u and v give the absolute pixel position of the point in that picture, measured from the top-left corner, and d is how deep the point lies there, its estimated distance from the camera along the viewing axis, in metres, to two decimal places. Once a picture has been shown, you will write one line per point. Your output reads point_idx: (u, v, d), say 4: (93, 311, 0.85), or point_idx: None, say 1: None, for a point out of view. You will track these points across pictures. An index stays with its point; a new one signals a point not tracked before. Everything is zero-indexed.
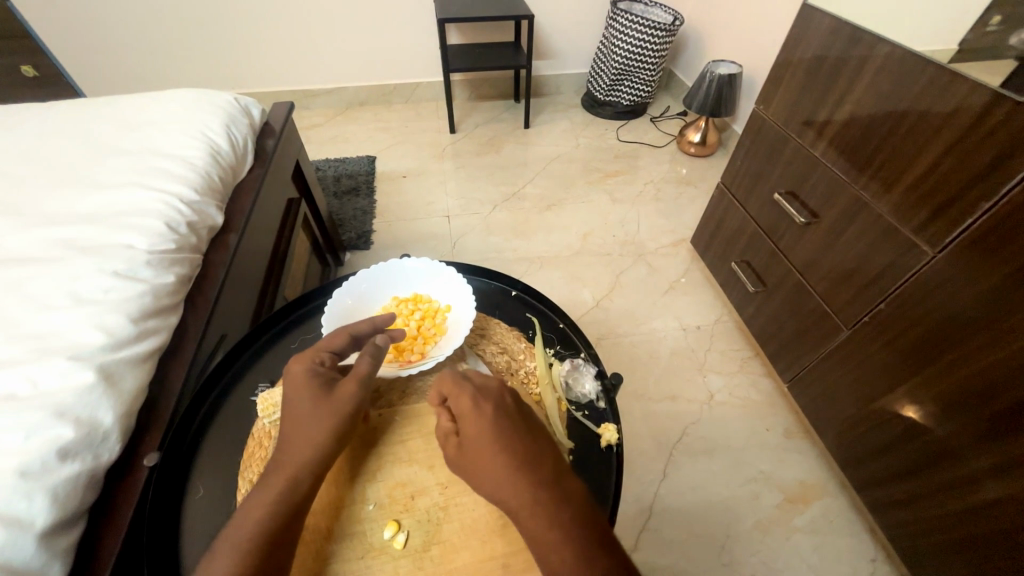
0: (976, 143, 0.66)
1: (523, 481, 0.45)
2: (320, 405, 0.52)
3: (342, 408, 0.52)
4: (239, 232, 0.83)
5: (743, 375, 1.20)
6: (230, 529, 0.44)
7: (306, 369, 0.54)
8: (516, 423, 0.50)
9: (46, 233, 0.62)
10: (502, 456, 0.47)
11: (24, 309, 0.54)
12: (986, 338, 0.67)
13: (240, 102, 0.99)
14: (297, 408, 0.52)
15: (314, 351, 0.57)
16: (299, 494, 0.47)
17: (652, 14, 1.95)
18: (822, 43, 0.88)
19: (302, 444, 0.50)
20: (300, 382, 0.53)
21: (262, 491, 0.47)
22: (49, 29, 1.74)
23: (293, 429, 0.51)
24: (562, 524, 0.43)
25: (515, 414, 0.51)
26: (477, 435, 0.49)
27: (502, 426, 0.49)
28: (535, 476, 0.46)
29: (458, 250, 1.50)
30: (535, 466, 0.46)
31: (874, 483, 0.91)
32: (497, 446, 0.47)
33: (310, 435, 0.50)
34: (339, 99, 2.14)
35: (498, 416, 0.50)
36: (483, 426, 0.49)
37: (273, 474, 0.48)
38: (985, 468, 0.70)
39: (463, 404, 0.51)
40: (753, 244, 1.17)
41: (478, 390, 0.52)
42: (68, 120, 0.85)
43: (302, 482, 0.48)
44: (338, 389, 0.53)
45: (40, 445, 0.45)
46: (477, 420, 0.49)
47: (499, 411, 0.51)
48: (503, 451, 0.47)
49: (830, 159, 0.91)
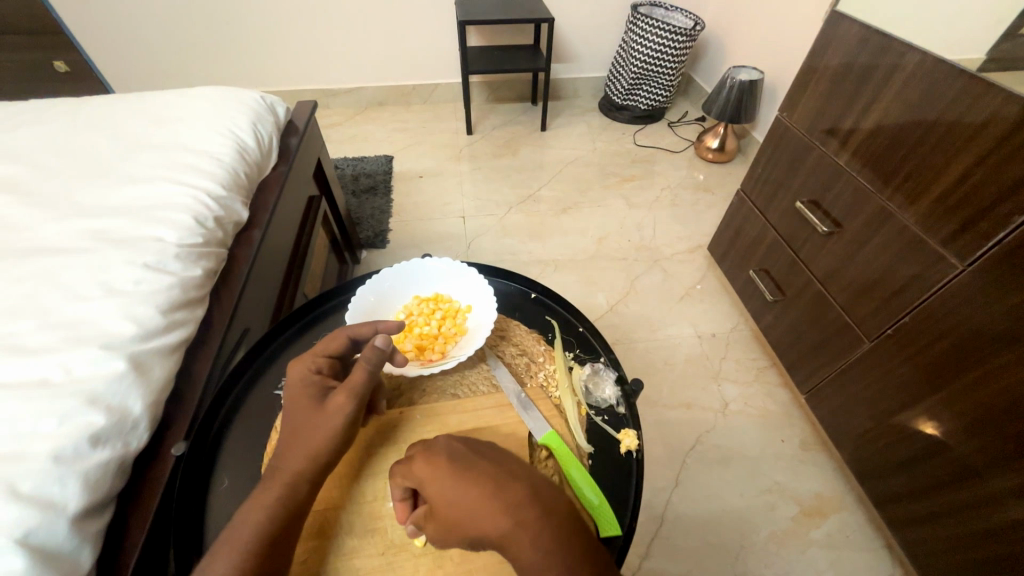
0: (1005, 156, 0.65)
1: (500, 517, 0.44)
2: (311, 417, 0.52)
3: (332, 421, 0.51)
4: (263, 227, 0.84)
5: (758, 385, 1.19)
6: (230, 529, 0.46)
7: (301, 375, 0.55)
8: (474, 461, 0.48)
9: (79, 225, 0.64)
10: (473, 504, 0.45)
11: (60, 298, 0.55)
12: (1012, 355, 0.65)
13: (266, 100, 1.00)
14: (297, 413, 0.52)
15: (312, 355, 0.57)
16: (295, 500, 0.48)
17: (672, 19, 1.95)
18: (849, 51, 0.86)
19: (298, 452, 0.50)
20: (297, 391, 0.54)
21: (260, 493, 0.48)
22: (82, 26, 1.79)
23: (288, 436, 0.51)
24: (547, 547, 0.42)
25: (470, 452, 0.49)
26: (442, 497, 0.46)
27: (461, 472, 0.47)
28: (511, 508, 0.44)
29: (473, 251, 1.51)
30: (506, 497, 0.45)
31: (892, 499, 0.89)
32: (466, 496, 0.45)
33: (308, 441, 0.51)
34: (358, 98, 2.17)
35: (455, 465, 0.48)
36: (444, 480, 0.46)
37: (270, 479, 0.49)
38: (1007, 489, 0.68)
39: (420, 471, 0.48)
40: (772, 252, 1.16)
41: (428, 454, 0.49)
42: (101, 116, 0.87)
43: (300, 488, 0.49)
44: (331, 400, 0.52)
45: (72, 431, 0.46)
46: (438, 481, 0.47)
47: (452, 458, 0.48)
48: (472, 493, 0.45)
49: (855, 169, 0.90)
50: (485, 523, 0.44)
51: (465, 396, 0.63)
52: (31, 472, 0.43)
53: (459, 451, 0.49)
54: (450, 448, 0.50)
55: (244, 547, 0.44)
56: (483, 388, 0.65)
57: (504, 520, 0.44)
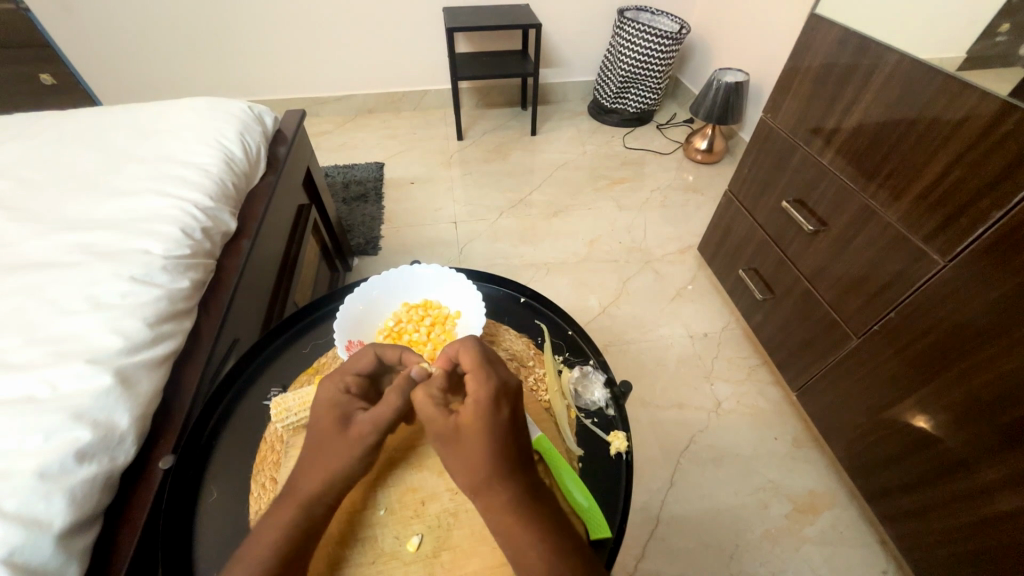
0: (984, 153, 0.66)
1: (500, 480, 0.47)
2: (335, 442, 0.50)
3: (355, 448, 0.50)
4: (252, 237, 0.84)
5: (751, 383, 1.20)
6: (250, 543, 0.45)
7: (330, 394, 0.54)
8: (522, 432, 0.51)
9: (66, 239, 0.64)
10: (489, 459, 0.47)
11: (46, 313, 0.55)
12: (998, 347, 0.66)
13: (254, 110, 1.00)
14: (320, 436, 0.51)
15: (340, 373, 0.56)
16: (309, 520, 0.47)
17: (658, 22, 1.97)
18: (830, 52, 0.88)
19: (317, 469, 0.49)
20: (321, 413, 0.52)
21: (274, 513, 0.47)
22: (67, 39, 1.79)
23: (312, 456, 0.50)
24: (536, 526, 0.46)
25: (519, 421, 0.51)
26: (482, 424, 0.49)
27: (504, 431, 0.49)
28: (511, 479, 0.47)
29: (465, 256, 1.51)
30: (514, 473, 0.48)
31: (885, 494, 0.90)
32: (494, 452, 0.48)
33: (325, 459, 0.50)
34: (348, 106, 2.18)
35: (507, 418, 0.50)
36: (493, 420, 0.49)
37: (285, 496, 0.48)
38: (997, 480, 0.69)
39: (481, 390, 0.50)
40: (761, 251, 1.17)
41: (501, 385, 0.51)
42: (88, 128, 0.86)
43: (316, 510, 0.48)
44: (355, 426, 0.51)
45: (58, 447, 0.46)
46: (483, 409, 0.49)
47: (509, 423, 0.50)
48: (501, 449, 0.48)
49: (838, 167, 0.91)
50: (478, 475, 0.47)
51: None
52: (15, 490, 0.42)
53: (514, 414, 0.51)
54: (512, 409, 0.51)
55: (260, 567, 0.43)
56: None
57: (504, 482, 0.47)
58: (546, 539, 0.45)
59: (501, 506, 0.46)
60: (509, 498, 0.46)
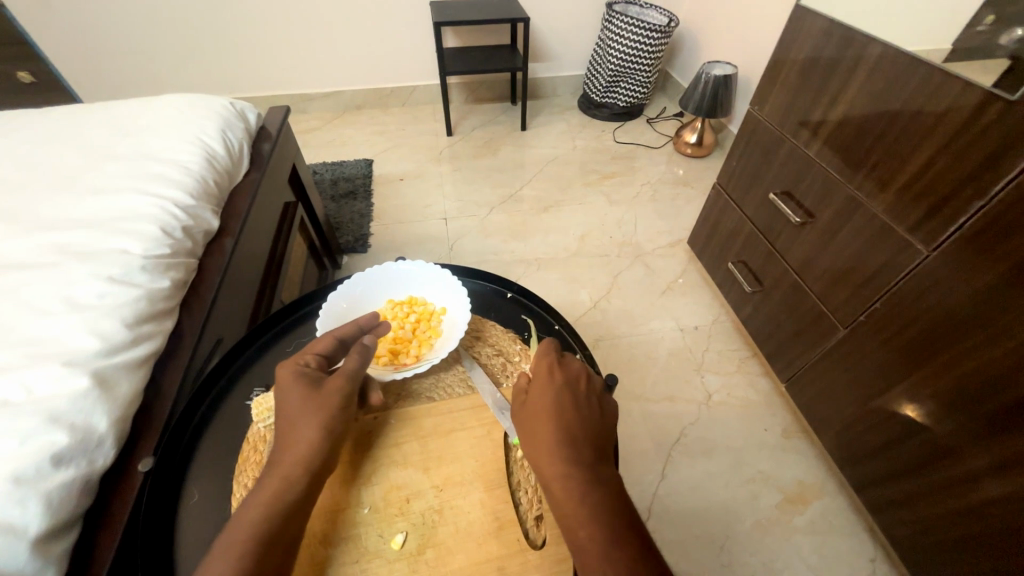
0: (966, 143, 0.67)
1: (558, 453, 0.49)
2: (311, 404, 0.52)
3: (332, 402, 0.52)
4: (235, 236, 0.83)
5: (740, 375, 1.20)
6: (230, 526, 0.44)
7: (293, 371, 0.54)
8: (586, 409, 0.53)
9: (40, 238, 0.62)
10: (548, 422, 0.51)
11: (20, 315, 0.54)
12: (982, 336, 0.67)
13: (236, 106, 0.99)
14: (292, 406, 0.52)
15: (299, 355, 0.57)
16: (290, 502, 0.47)
17: (647, 16, 1.96)
18: (816, 44, 0.88)
19: (295, 448, 0.50)
20: (289, 384, 0.53)
21: (257, 493, 0.47)
22: (46, 35, 1.75)
23: (287, 432, 0.51)
24: (594, 503, 0.46)
25: (582, 396, 0.54)
26: (544, 391, 0.54)
27: (567, 403, 0.53)
28: (570, 451, 0.49)
29: (456, 253, 1.50)
30: (572, 447, 0.49)
31: (872, 483, 0.91)
32: (553, 415, 0.51)
33: (303, 437, 0.50)
34: (336, 102, 2.15)
35: (565, 388, 0.55)
36: (554, 394, 0.54)
37: (268, 476, 0.49)
38: (982, 466, 0.70)
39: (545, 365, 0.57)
40: (749, 244, 1.17)
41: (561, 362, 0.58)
42: (64, 126, 0.85)
43: (293, 488, 0.47)
44: (328, 383, 0.54)
45: (34, 451, 0.45)
46: (548, 384, 0.55)
47: (569, 390, 0.54)
48: (560, 421, 0.51)
49: (825, 158, 0.91)
50: (540, 446, 0.50)
51: (440, 400, 0.63)
52: None
53: (577, 388, 0.55)
54: (576, 382, 0.56)
55: (238, 555, 0.42)
56: (459, 390, 0.65)
57: (563, 447, 0.49)
58: (602, 520, 0.45)
59: (559, 477, 0.47)
60: (566, 470, 0.48)
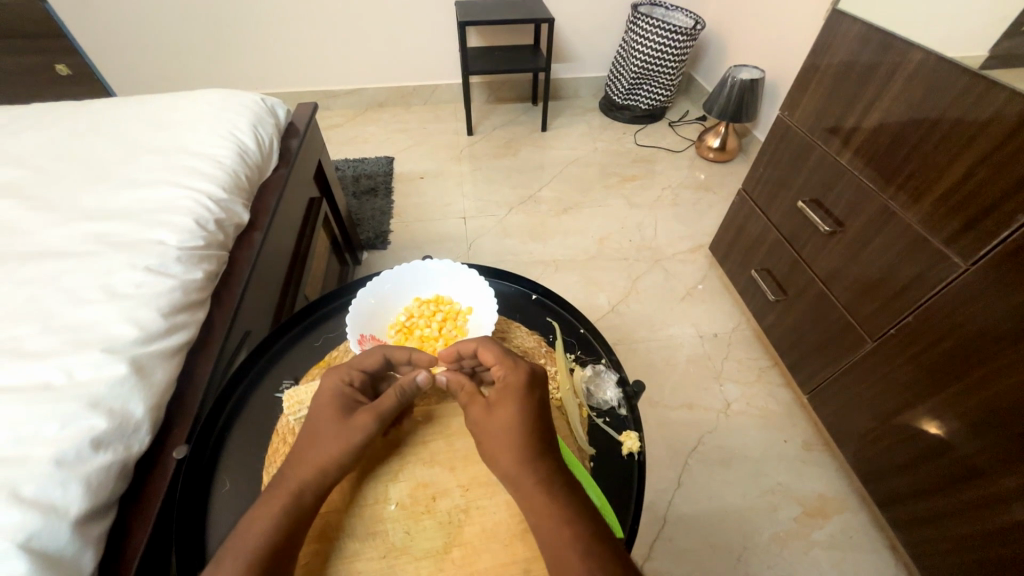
0: (1009, 155, 0.65)
1: (523, 467, 0.48)
2: (336, 428, 0.53)
3: (354, 434, 0.52)
4: (264, 230, 0.84)
5: (761, 385, 1.18)
6: (241, 526, 0.45)
7: (336, 386, 0.56)
8: (545, 427, 0.52)
9: (81, 228, 0.64)
10: (510, 434, 0.50)
11: (63, 302, 0.55)
12: (1015, 355, 0.65)
13: (266, 102, 1.00)
14: (320, 425, 0.53)
15: (345, 367, 0.58)
16: (301, 505, 0.48)
17: (672, 17, 1.94)
18: (852, 50, 0.86)
19: (310, 456, 0.51)
20: (326, 400, 0.55)
21: (271, 495, 0.48)
22: (84, 30, 1.80)
23: (306, 446, 0.52)
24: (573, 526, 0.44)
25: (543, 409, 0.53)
26: (512, 401, 0.52)
27: (531, 420, 0.51)
28: (533, 469, 0.48)
29: (474, 252, 1.51)
30: (533, 461, 0.49)
31: (896, 499, 0.89)
32: (519, 433, 0.50)
33: (320, 455, 0.51)
34: (359, 100, 2.17)
35: (536, 403, 0.53)
36: (517, 404, 0.52)
37: (274, 488, 0.49)
38: (1013, 489, 0.67)
39: (512, 378, 0.54)
40: (774, 253, 1.15)
41: (532, 373, 0.56)
42: (103, 119, 0.87)
43: (305, 494, 0.48)
44: (356, 417, 0.54)
45: (74, 435, 0.46)
46: (512, 400, 0.52)
47: (536, 406, 0.53)
48: (525, 442, 0.49)
49: (857, 168, 0.89)
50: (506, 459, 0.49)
51: None
52: (32, 476, 0.43)
53: (539, 400, 0.54)
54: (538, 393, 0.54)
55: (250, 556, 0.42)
56: None
57: (534, 465, 0.48)
58: (575, 527, 0.44)
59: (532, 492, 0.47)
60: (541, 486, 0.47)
